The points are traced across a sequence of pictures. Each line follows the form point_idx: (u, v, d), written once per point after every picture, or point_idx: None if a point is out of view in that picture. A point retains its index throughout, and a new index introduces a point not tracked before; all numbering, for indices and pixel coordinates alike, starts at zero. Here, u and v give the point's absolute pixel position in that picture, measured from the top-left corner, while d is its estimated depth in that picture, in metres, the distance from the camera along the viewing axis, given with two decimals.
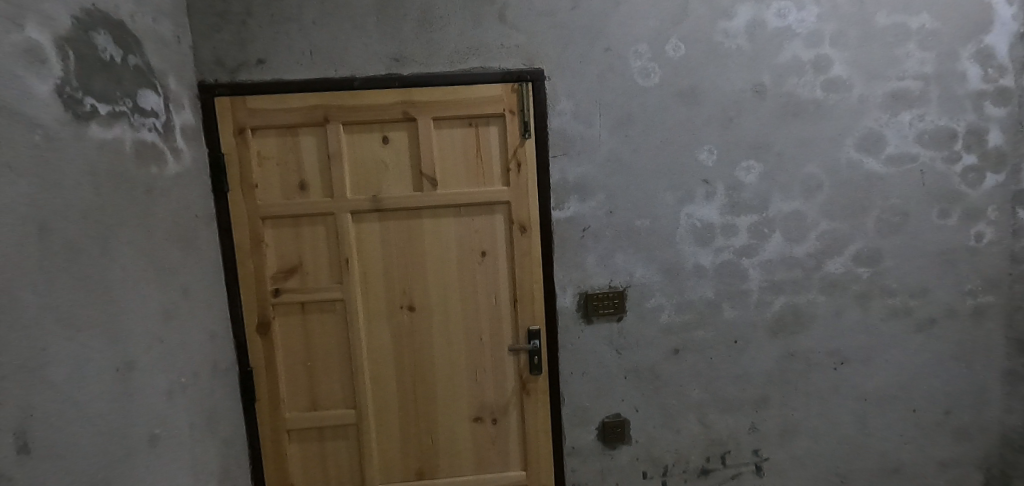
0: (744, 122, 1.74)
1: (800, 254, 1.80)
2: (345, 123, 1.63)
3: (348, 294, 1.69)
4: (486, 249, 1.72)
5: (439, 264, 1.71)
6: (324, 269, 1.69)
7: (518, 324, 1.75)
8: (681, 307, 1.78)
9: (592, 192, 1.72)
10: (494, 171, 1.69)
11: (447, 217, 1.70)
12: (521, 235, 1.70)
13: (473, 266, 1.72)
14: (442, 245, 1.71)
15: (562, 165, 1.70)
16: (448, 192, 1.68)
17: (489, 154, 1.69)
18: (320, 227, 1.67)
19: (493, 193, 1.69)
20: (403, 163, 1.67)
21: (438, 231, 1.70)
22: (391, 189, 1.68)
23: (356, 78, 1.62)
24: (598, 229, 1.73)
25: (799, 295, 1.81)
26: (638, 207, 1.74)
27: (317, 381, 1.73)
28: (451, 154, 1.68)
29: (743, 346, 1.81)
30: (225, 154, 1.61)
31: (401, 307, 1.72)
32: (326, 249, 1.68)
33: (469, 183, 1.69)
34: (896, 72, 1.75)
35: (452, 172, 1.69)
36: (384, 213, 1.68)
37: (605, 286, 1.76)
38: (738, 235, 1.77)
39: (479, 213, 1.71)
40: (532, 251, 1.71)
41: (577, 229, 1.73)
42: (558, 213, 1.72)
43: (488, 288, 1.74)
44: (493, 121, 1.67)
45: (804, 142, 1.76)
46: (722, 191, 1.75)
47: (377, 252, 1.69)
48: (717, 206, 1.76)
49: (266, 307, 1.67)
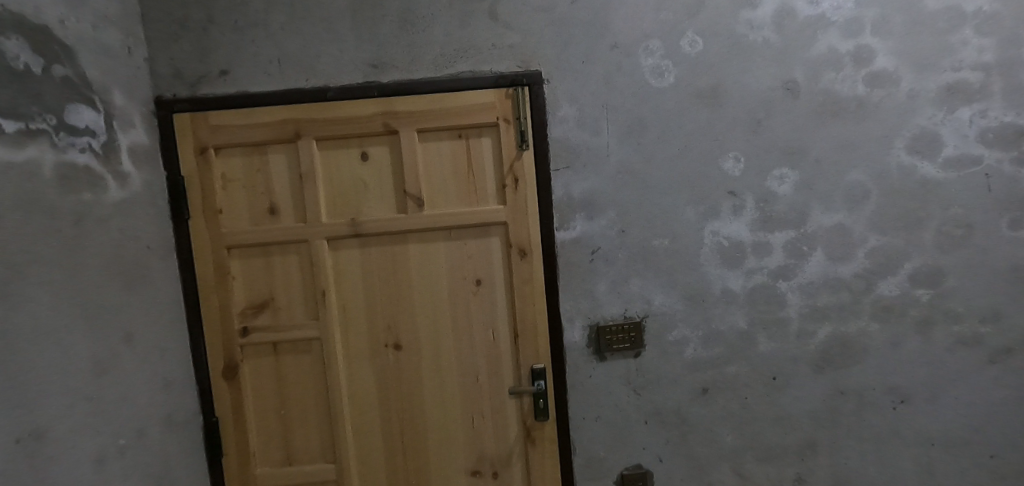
0: (775, 125, 1.51)
1: (846, 275, 1.55)
2: (318, 138, 1.45)
3: (325, 333, 1.49)
4: (481, 277, 1.51)
5: (428, 296, 1.51)
6: (297, 305, 1.49)
7: (519, 363, 1.52)
8: (708, 339, 1.54)
9: (601, 209, 1.50)
10: (488, 188, 1.49)
11: (435, 242, 1.50)
12: (521, 261, 1.49)
13: (466, 298, 1.51)
14: (431, 274, 1.50)
15: (566, 179, 1.49)
16: (435, 213, 1.48)
17: (482, 170, 1.49)
18: (292, 257, 1.48)
19: (488, 214, 1.48)
20: (385, 182, 1.48)
21: (425, 258, 1.50)
22: (371, 212, 1.48)
23: (329, 88, 1.43)
24: (609, 251, 1.51)
25: (846, 323, 1.56)
26: (655, 226, 1.51)
27: (292, 432, 1.52)
28: (439, 171, 1.48)
29: (783, 383, 1.56)
30: (185, 177, 1.43)
31: (386, 346, 1.51)
32: (300, 281, 1.49)
33: (460, 202, 1.49)
34: (951, 62, 1.51)
35: (440, 191, 1.49)
36: (364, 239, 1.48)
37: (620, 317, 1.52)
38: (772, 255, 1.53)
39: (471, 237, 1.50)
40: (534, 279, 1.50)
41: (585, 252, 1.51)
42: (563, 234, 1.50)
43: (484, 322, 1.52)
44: (486, 132, 1.48)
45: (846, 146, 1.52)
46: (752, 204, 1.52)
47: (358, 284, 1.49)
48: (747, 221, 1.52)
49: (232, 349, 1.48)
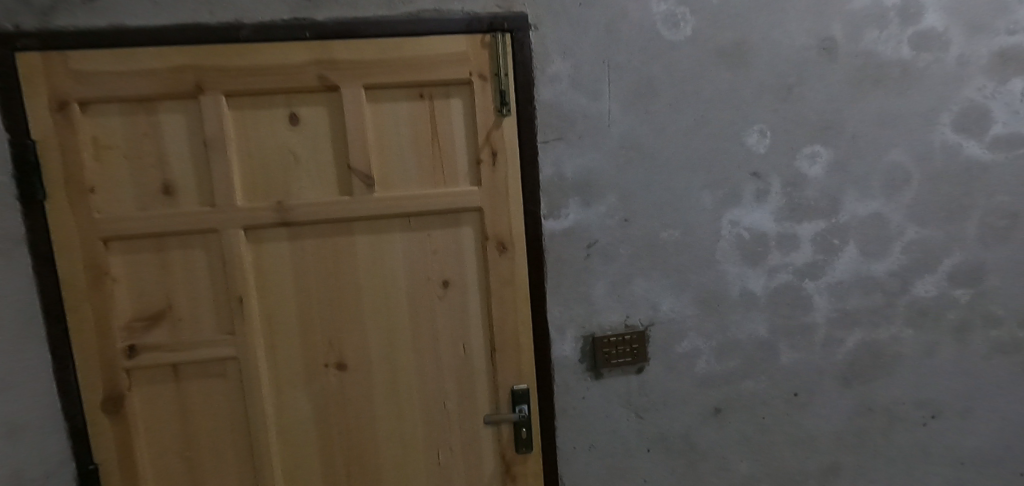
0: (808, 93, 1.25)
1: (880, 273, 1.32)
2: (229, 94, 1.08)
3: (243, 352, 1.14)
4: (449, 277, 1.19)
5: (381, 302, 1.18)
6: (205, 315, 1.13)
7: (497, 383, 1.22)
8: (723, 351, 1.28)
9: (600, 193, 1.21)
10: (458, 164, 1.17)
11: (389, 233, 1.16)
12: (500, 257, 1.18)
13: (429, 304, 1.19)
14: (384, 274, 1.17)
15: (557, 154, 1.18)
16: (388, 196, 1.14)
17: (451, 141, 1.16)
18: (197, 252, 1.11)
19: (458, 199, 1.16)
20: (322, 154, 1.13)
21: (376, 254, 1.16)
22: (305, 193, 1.13)
23: (243, 26, 1.06)
24: (609, 245, 1.22)
25: (878, 329, 1.33)
26: (664, 214, 1.23)
27: (202, 479, 1.17)
28: (394, 141, 1.14)
29: (806, 399, 1.33)
30: (38, 143, 1.03)
31: (326, 366, 1.17)
32: (209, 284, 1.12)
33: (421, 183, 1.16)
34: (1007, 23, 1.28)
35: (396, 168, 1.15)
36: (294, 229, 1.13)
37: (619, 326, 1.24)
38: (799, 250, 1.28)
39: (436, 227, 1.18)
40: (516, 280, 1.19)
41: (579, 246, 1.21)
42: (553, 223, 1.20)
43: (453, 334, 1.21)
44: (455, 92, 1.15)
45: (886, 120, 1.28)
46: (778, 189, 1.26)
47: (288, 288, 1.15)
48: (772, 210, 1.26)
49: (115, 375, 1.11)
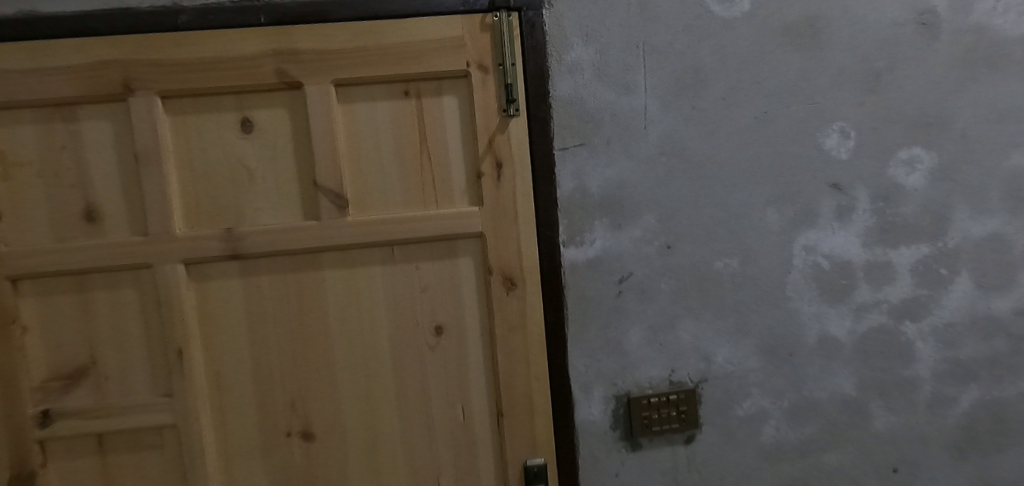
0: (903, 80, 0.97)
1: (1003, 311, 1.01)
2: (166, 94, 0.86)
3: (184, 418, 0.90)
4: (444, 321, 0.94)
5: (357, 355, 0.93)
6: (137, 372, 0.90)
7: (505, 456, 0.96)
8: (798, 413, 0.99)
9: (635, 213, 0.94)
10: (453, 179, 0.93)
11: (366, 267, 0.92)
12: (508, 295, 0.93)
13: (419, 356, 0.94)
14: (361, 318, 0.93)
15: (578, 164, 0.93)
16: (363, 221, 0.91)
17: (444, 150, 0.92)
18: (128, 293, 0.89)
19: (454, 223, 0.92)
20: (282, 168, 0.90)
21: (350, 294, 0.92)
22: (261, 218, 0.90)
23: (182, 10, 0.85)
24: (647, 279, 0.95)
25: (1001, 385, 1.02)
26: (717, 239, 0.96)
27: None
28: (372, 150, 0.91)
29: (907, 477, 1.02)
30: None
31: (289, 435, 0.93)
32: (142, 332, 0.90)
33: (406, 202, 0.92)
34: None
35: (375, 185, 0.92)
36: (247, 264, 0.90)
37: (662, 383, 0.97)
38: (895, 282, 0.99)
39: (426, 258, 0.93)
40: (528, 324, 0.94)
41: (609, 281, 0.95)
42: (574, 252, 0.94)
43: (449, 393, 0.95)
44: (449, 88, 0.91)
45: (1006, 113, 0.99)
46: (865, 204, 0.98)
47: (240, 337, 0.91)
48: (858, 231, 0.98)
49: (24, 449, 0.88)
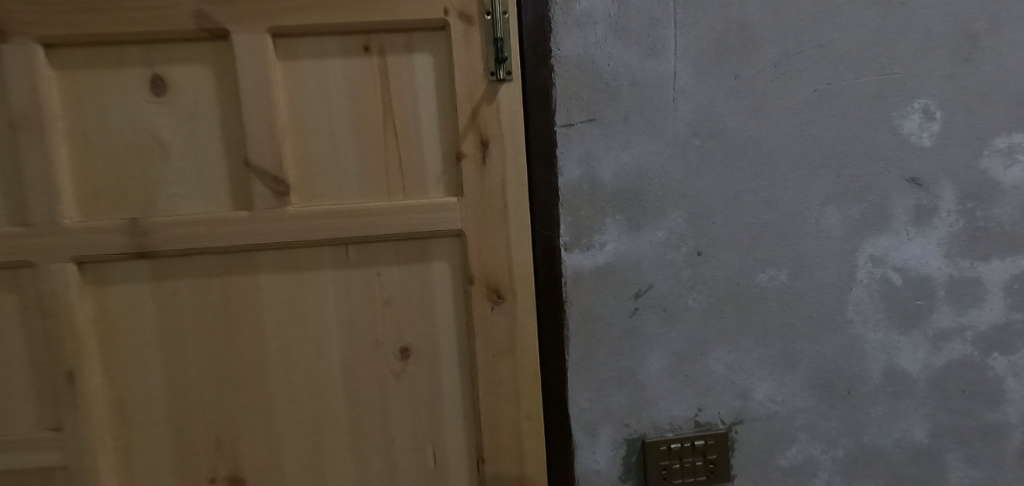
0: (1007, 46, 0.75)
1: None
2: (51, 43, 0.66)
3: (82, 458, 0.72)
4: (411, 342, 0.74)
5: (301, 382, 0.74)
6: (20, 400, 0.71)
7: None
8: (856, 465, 0.79)
9: (658, 210, 0.74)
10: (426, 162, 0.72)
11: (313, 271, 0.73)
12: (493, 312, 0.73)
13: (379, 385, 0.75)
14: (306, 336, 0.73)
15: (587, 145, 0.72)
16: (309, 212, 0.71)
17: (414, 124, 0.72)
18: (6, 300, 0.70)
19: (425, 218, 0.72)
20: (205, 142, 0.70)
21: (292, 305, 0.73)
22: (178, 206, 0.70)
23: None
24: (670, 294, 0.75)
25: None
26: (761, 244, 0.76)
27: None
28: (321, 122, 0.71)
29: None
30: None
31: (214, 480, 0.74)
32: (25, 349, 0.70)
33: (365, 190, 0.72)
34: None
35: (325, 166, 0.71)
36: (159, 265, 0.71)
37: (687, 424, 0.77)
38: (984, 303, 0.78)
39: (389, 261, 0.73)
40: (518, 348, 0.74)
41: (622, 295, 0.75)
42: (580, 259, 0.74)
43: (416, 432, 0.76)
44: (422, 45, 0.71)
45: None
46: (951, 204, 0.77)
47: (150, 359, 0.72)
48: (939, 238, 0.77)
49: None
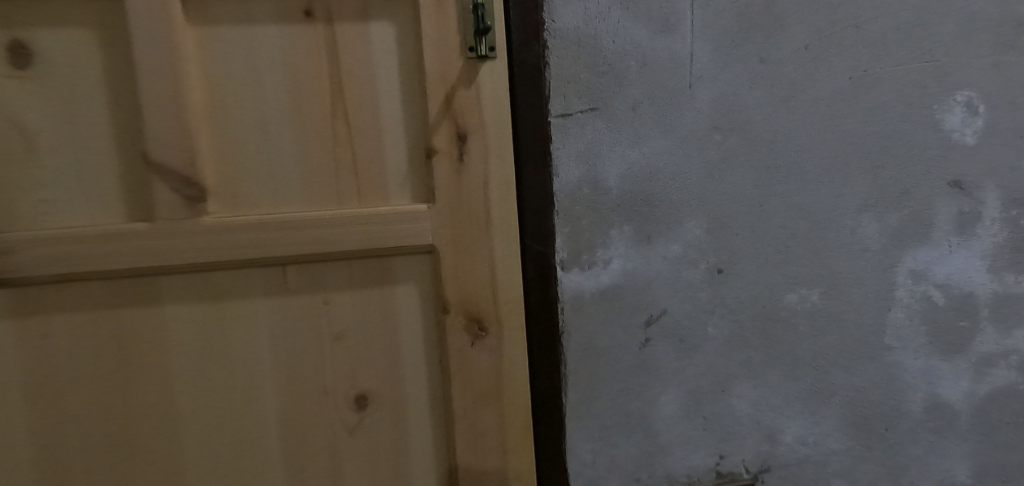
0: None
1: None
2: None
3: None
4: (369, 387, 0.59)
5: (225, 443, 0.57)
6: None
7: None
8: None
9: (672, 219, 0.61)
10: (387, 159, 0.57)
11: (237, 299, 0.56)
12: (473, 348, 0.59)
13: (328, 442, 0.59)
14: (231, 384, 0.57)
15: (588, 140, 0.59)
16: (232, 225, 0.55)
17: (372, 112, 0.56)
18: None
19: (385, 231, 0.57)
20: (89, 132, 0.53)
21: (209, 343, 0.56)
22: (57, 217, 0.53)
23: None
24: (686, 320, 0.63)
25: None
26: (791, 260, 0.64)
27: None
28: (248, 107, 0.54)
29: None
30: None
31: None
32: None
33: (308, 195, 0.56)
34: None
35: (254, 164, 0.55)
36: (26, 295, 0.54)
37: (706, 475, 0.65)
38: None
39: (340, 286, 0.58)
40: (505, 392, 0.60)
41: (630, 323, 0.62)
42: (579, 279, 0.60)
43: None
44: (380, 11, 0.56)
45: None
46: (996, 212, 0.67)
47: (17, 419, 0.55)
48: (984, 251, 0.67)
49: None
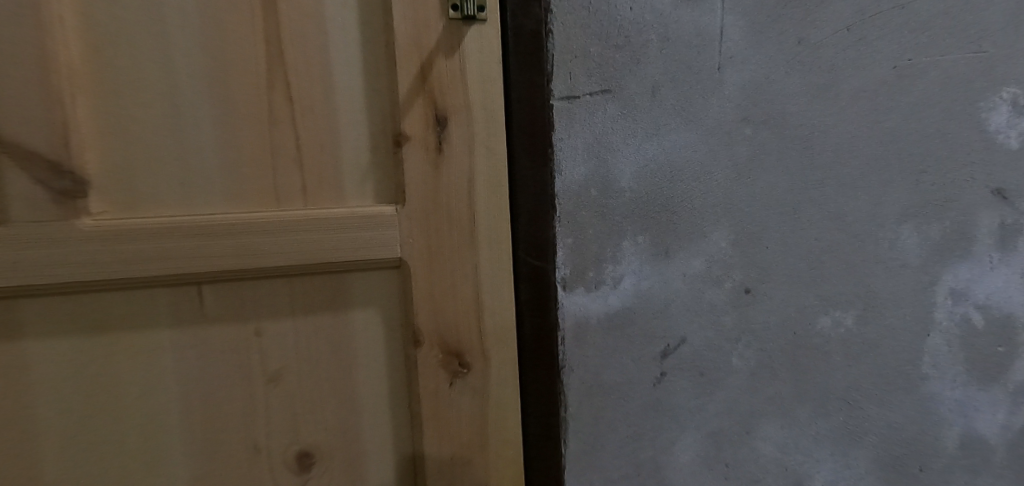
0: None
1: None
2: None
3: None
4: (315, 442, 0.46)
5: None
6: None
7: None
8: None
9: (694, 229, 0.51)
10: (341, 147, 0.44)
11: (132, 329, 0.42)
12: (451, 385, 0.47)
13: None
14: (127, 443, 0.43)
15: (597, 130, 0.48)
16: (126, 232, 0.41)
17: (321, 85, 0.43)
18: None
19: (337, 239, 0.44)
20: None
21: (91, 389, 0.42)
22: None
23: None
24: (707, 349, 0.52)
25: None
26: (825, 278, 0.55)
27: None
28: (152, 73, 0.41)
29: None
30: None
31: None
32: None
33: (234, 193, 0.43)
34: None
35: (160, 151, 0.41)
36: None
37: None
38: None
39: (277, 312, 0.44)
40: (491, 441, 0.48)
41: (643, 354, 0.51)
42: (584, 301, 0.49)
43: None
44: None
45: None
46: None
47: None
48: None
49: None
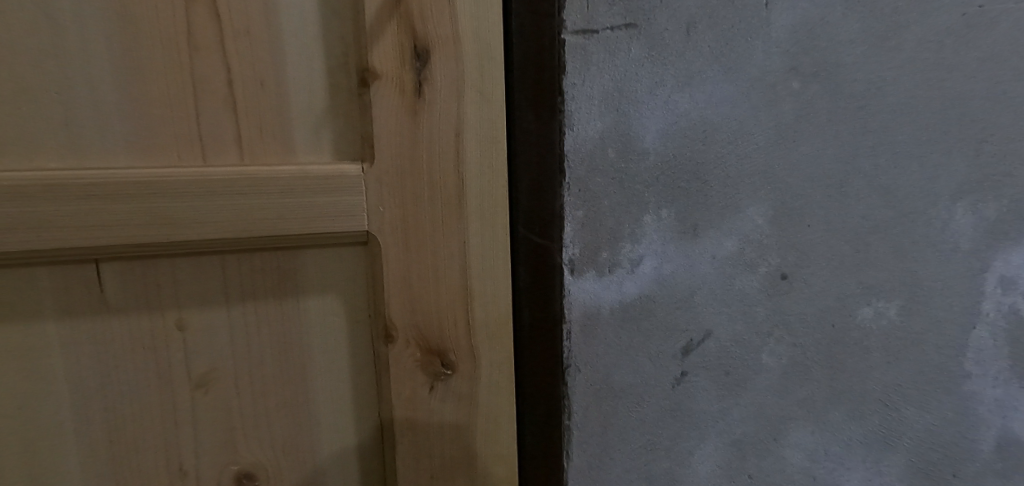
0: None
1: None
2: None
3: None
4: (263, 447, 0.43)
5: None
6: None
7: None
8: None
9: (726, 203, 0.42)
10: (290, 117, 0.39)
11: (55, 325, 0.39)
12: (429, 370, 0.42)
13: None
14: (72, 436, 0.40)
15: (619, 73, 0.38)
16: (8, 187, 0.35)
17: (269, 43, 0.38)
18: None
19: (267, 210, 0.38)
20: None
21: (12, 388, 0.39)
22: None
23: None
24: (735, 345, 0.44)
25: None
26: (870, 262, 0.47)
27: None
28: (71, 29, 0.36)
29: None
30: None
31: None
32: None
33: (148, 160, 0.38)
34: None
35: (77, 115, 0.37)
36: None
37: None
38: None
39: (223, 301, 0.41)
40: (478, 433, 0.42)
41: (662, 351, 0.42)
42: (596, 286, 0.40)
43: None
44: None
45: None
46: None
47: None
48: None
49: None
